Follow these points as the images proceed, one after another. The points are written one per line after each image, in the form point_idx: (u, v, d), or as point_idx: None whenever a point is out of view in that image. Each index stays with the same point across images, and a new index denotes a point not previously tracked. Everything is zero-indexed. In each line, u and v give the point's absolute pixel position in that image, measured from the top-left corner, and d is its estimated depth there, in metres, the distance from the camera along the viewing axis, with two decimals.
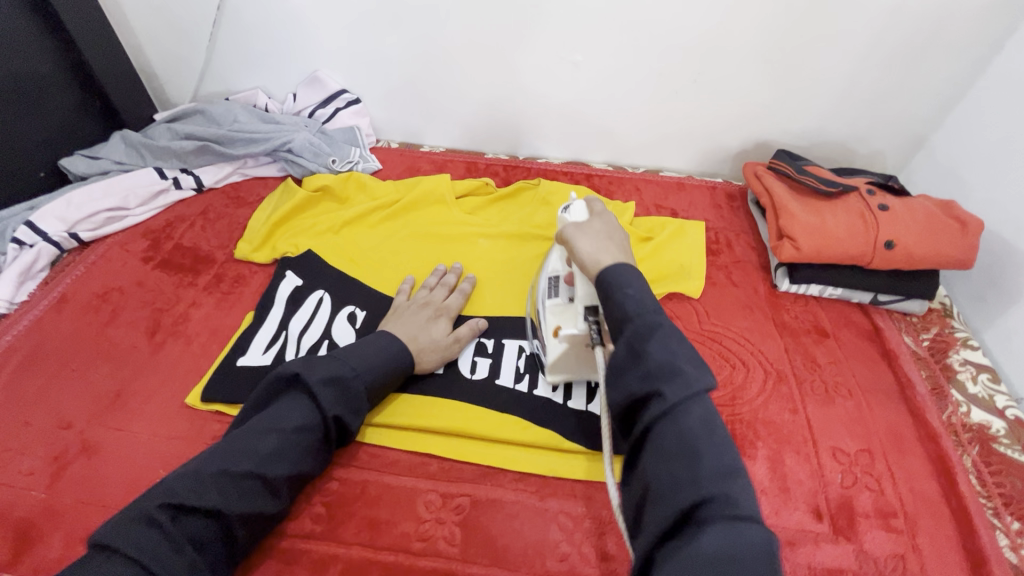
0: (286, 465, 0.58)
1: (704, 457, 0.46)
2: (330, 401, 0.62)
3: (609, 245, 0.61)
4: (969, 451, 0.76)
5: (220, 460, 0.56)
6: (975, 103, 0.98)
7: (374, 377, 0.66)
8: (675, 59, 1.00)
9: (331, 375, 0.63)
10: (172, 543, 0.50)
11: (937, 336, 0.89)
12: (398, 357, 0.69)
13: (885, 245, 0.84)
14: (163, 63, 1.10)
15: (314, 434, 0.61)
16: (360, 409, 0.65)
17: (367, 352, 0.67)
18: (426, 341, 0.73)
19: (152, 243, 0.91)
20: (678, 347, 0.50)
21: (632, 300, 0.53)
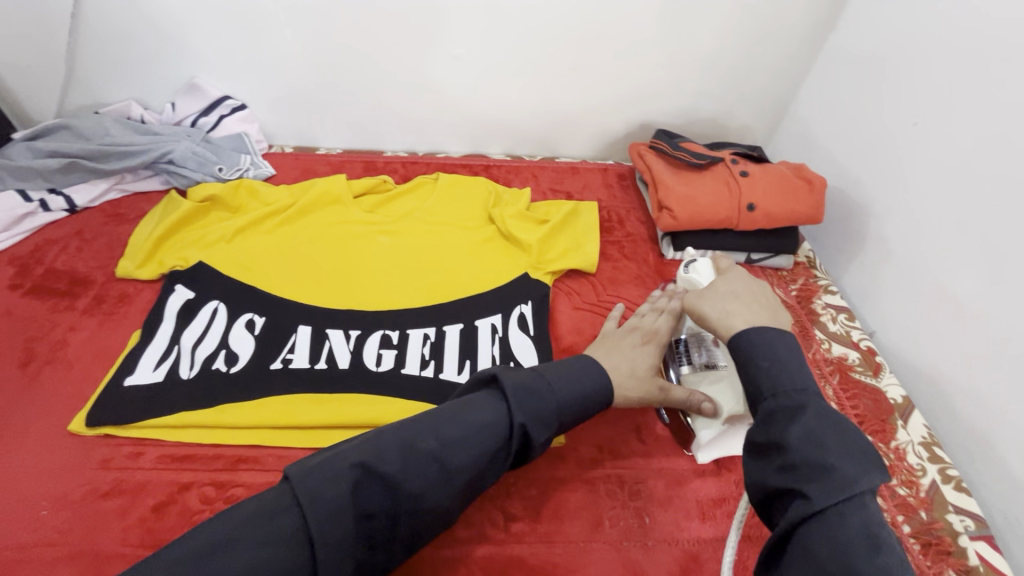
0: (467, 459, 0.55)
1: (861, 564, 0.42)
2: (521, 406, 0.59)
3: (736, 305, 0.65)
4: (830, 381, 0.87)
5: (407, 435, 0.55)
6: (819, 76, 1.11)
7: (565, 389, 0.63)
8: (554, 48, 1.05)
9: (525, 379, 0.61)
10: (349, 503, 0.49)
11: (803, 286, 1.01)
12: (597, 376, 0.66)
13: (748, 207, 0.93)
14: (17, 78, 1.02)
15: (498, 438, 0.57)
16: (548, 425, 0.60)
17: (570, 375, 0.65)
18: (628, 371, 0.70)
19: (19, 270, 0.85)
20: (828, 435, 0.49)
21: (768, 375, 0.56)
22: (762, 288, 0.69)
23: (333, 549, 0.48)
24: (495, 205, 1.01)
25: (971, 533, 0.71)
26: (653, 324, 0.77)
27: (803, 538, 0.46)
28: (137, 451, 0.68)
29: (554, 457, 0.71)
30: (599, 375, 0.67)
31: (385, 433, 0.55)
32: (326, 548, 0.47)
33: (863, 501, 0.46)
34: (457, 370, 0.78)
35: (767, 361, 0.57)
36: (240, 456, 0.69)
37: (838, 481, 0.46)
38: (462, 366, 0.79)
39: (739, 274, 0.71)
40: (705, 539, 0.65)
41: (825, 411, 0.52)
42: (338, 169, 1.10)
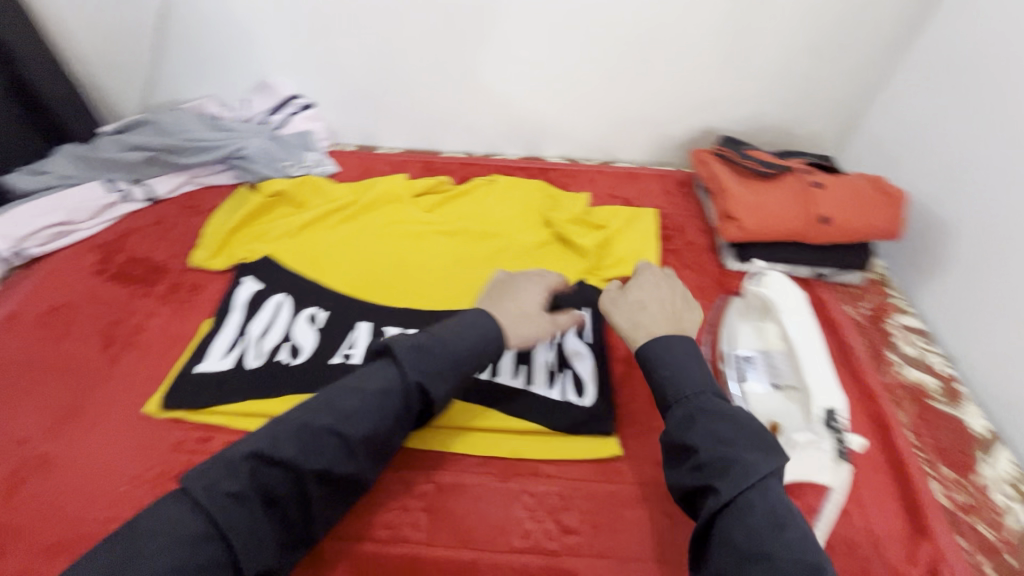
0: (365, 425, 0.57)
1: (771, 545, 0.47)
2: (411, 365, 0.60)
3: (644, 314, 0.68)
4: (905, 408, 0.81)
5: (303, 415, 0.56)
6: (900, 83, 1.04)
7: (468, 345, 0.63)
8: (619, 51, 1.03)
9: (422, 341, 0.61)
10: (247, 495, 0.51)
11: (875, 305, 0.95)
12: (486, 333, 0.65)
13: (820, 220, 0.89)
14: (109, 76, 1.08)
15: (396, 400, 0.59)
16: (445, 376, 0.61)
17: (456, 328, 0.64)
18: (516, 312, 0.70)
19: (103, 256, 0.90)
20: (728, 433, 0.54)
21: (671, 382, 0.60)
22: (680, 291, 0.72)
23: (246, 542, 0.50)
24: (552, 210, 1.01)
25: None
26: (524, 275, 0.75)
27: (719, 526, 0.51)
28: (206, 436, 0.71)
29: (611, 471, 0.69)
30: (495, 336, 0.65)
31: (280, 425, 0.56)
32: (236, 543, 0.49)
33: (766, 485, 0.51)
34: (513, 373, 0.77)
35: (672, 370, 0.61)
36: None
37: (737, 475, 0.51)
38: (519, 370, 0.77)
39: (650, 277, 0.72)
40: None
41: (719, 411, 0.57)
42: (398, 169, 1.11)
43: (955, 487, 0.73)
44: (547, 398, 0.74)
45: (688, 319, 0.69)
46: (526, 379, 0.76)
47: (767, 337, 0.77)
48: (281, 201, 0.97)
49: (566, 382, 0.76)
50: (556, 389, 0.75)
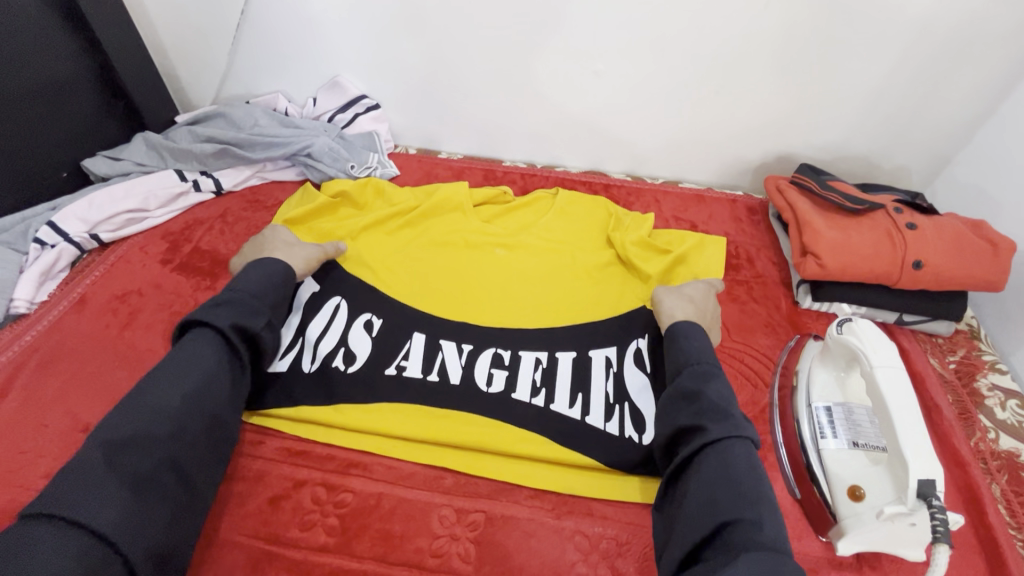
0: (199, 379, 0.60)
1: (741, 480, 0.53)
2: (220, 317, 0.64)
3: (687, 306, 0.75)
4: (998, 480, 0.73)
5: (137, 395, 0.58)
6: (1006, 120, 0.96)
7: (259, 292, 0.69)
8: (699, 69, 0.98)
9: (213, 302, 0.66)
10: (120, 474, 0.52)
11: (964, 359, 0.87)
12: (278, 272, 0.73)
13: (913, 264, 0.82)
14: (187, 66, 1.10)
15: (217, 354, 0.63)
16: (259, 312, 0.68)
17: (260, 275, 0.71)
18: (287, 244, 0.81)
19: (170, 246, 0.92)
20: (730, 397, 0.61)
21: (701, 349, 0.66)
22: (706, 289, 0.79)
23: (125, 522, 0.51)
24: (616, 228, 0.94)
25: None
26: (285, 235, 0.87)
27: (699, 461, 0.57)
28: (258, 439, 0.70)
29: None
30: (287, 281, 0.74)
31: (119, 408, 0.56)
32: (106, 530, 0.49)
33: (749, 434, 0.57)
34: (569, 402, 0.72)
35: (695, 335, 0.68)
36: (351, 461, 0.69)
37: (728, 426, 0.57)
38: (574, 400, 0.73)
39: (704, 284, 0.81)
40: None
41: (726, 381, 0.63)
42: (459, 175, 1.10)
43: None
44: (604, 433, 0.70)
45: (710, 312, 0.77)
46: (583, 410, 0.72)
47: (849, 390, 0.72)
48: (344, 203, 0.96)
49: (623, 418, 0.71)
50: (614, 424, 0.71)
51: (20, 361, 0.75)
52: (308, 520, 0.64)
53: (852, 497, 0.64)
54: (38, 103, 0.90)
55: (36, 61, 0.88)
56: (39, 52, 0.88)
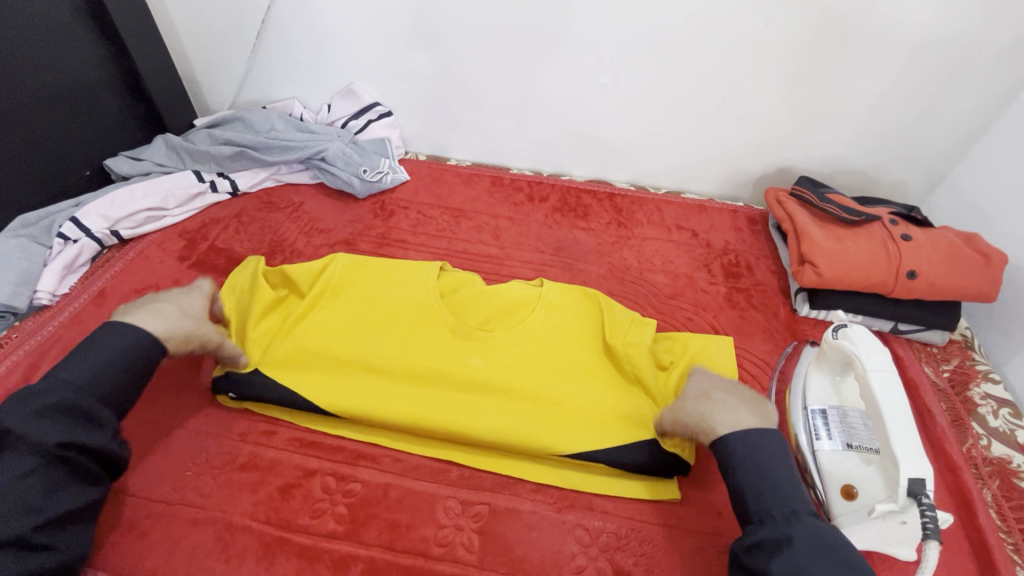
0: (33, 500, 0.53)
1: None
2: (46, 430, 0.55)
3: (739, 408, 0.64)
4: (989, 485, 0.75)
5: None
6: (1000, 136, 0.99)
7: (110, 387, 0.61)
8: (700, 83, 1.02)
9: (35, 412, 0.55)
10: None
11: (958, 368, 0.89)
12: (128, 351, 0.63)
13: (907, 274, 0.85)
14: (208, 72, 1.14)
15: (40, 474, 0.54)
16: (100, 422, 0.59)
17: (87, 360, 0.61)
18: (177, 312, 0.68)
19: (187, 243, 0.95)
20: (806, 563, 0.52)
21: (771, 493, 0.58)
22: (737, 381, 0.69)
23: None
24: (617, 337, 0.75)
25: None
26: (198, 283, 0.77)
27: None
28: (271, 430, 0.72)
29: (667, 514, 0.68)
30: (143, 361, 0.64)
31: None
32: None
33: None
34: None
35: (763, 483, 0.58)
36: (359, 453, 0.71)
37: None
38: None
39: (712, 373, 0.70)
40: None
41: (810, 534, 0.54)
42: (467, 181, 1.13)
43: None
44: None
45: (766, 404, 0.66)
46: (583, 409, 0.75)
47: (844, 393, 0.74)
48: (289, 288, 0.79)
49: None
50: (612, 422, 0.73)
51: (41, 350, 0.78)
52: (317, 508, 0.66)
53: (844, 496, 0.66)
54: (65, 104, 0.94)
55: (64, 63, 0.92)
56: (68, 55, 0.92)
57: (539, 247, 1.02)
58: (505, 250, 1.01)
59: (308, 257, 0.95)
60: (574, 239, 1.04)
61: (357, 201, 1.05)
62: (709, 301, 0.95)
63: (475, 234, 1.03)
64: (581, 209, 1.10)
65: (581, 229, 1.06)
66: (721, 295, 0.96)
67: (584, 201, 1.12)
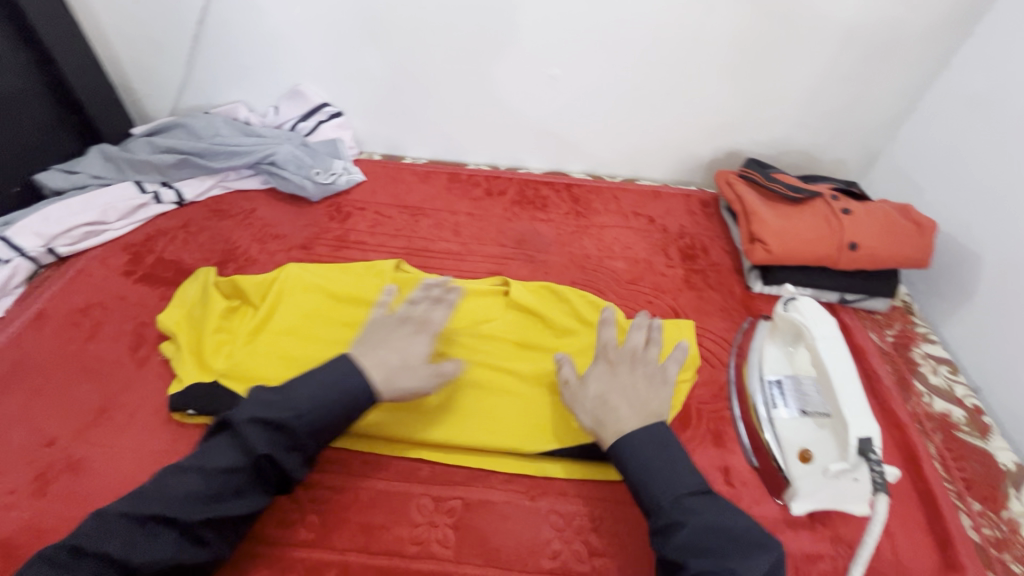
0: (229, 502, 0.56)
1: None
2: (262, 439, 0.57)
3: (614, 404, 0.64)
4: (933, 439, 0.80)
5: (162, 486, 0.55)
6: (926, 112, 1.05)
7: (320, 419, 0.59)
8: (648, 71, 1.04)
9: (269, 417, 0.57)
10: (119, 560, 0.51)
11: (900, 332, 0.95)
12: (356, 393, 0.61)
13: (849, 246, 0.89)
14: (144, 78, 1.09)
15: (237, 476, 0.56)
16: (298, 446, 0.59)
17: (315, 381, 0.61)
18: (398, 363, 0.64)
19: (133, 257, 0.91)
20: (705, 537, 0.54)
21: (647, 481, 0.59)
22: (639, 372, 0.68)
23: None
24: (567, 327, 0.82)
25: None
26: (421, 308, 0.70)
27: None
28: None
29: None
30: (362, 410, 0.61)
31: (163, 473, 0.56)
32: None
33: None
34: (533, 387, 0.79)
35: (645, 474, 0.59)
36: (327, 459, 0.70)
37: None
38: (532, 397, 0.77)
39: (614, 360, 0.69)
40: None
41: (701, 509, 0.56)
42: (424, 179, 1.12)
43: (984, 522, 0.72)
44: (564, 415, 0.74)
45: (661, 397, 0.66)
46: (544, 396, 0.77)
47: (797, 362, 0.78)
48: (242, 297, 0.82)
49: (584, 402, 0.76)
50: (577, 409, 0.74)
51: None
52: (287, 518, 0.64)
53: (802, 459, 0.69)
54: None
55: None
56: None
57: (500, 241, 1.02)
58: (466, 246, 1.00)
59: (264, 264, 0.92)
60: (534, 230, 1.05)
61: (311, 204, 1.03)
62: (668, 284, 0.97)
63: (435, 231, 1.02)
64: (540, 200, 1.11)
65: (540, 221, 1.07)
66: (679, 277, 0.99)
67: (542, 193, 1.13)
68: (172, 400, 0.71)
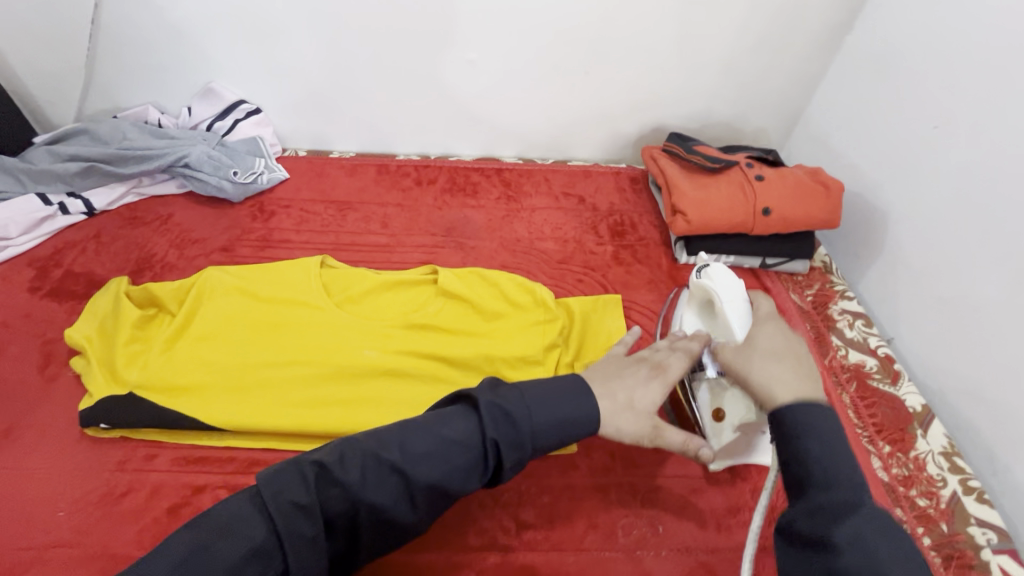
0: (429, 473, 0.54)
1: None
2: (493, 423, 0.56)
3: (783, 373, 0.58)
4: (847, 389, 0.85)
5: (377, 441, 0.55)
6: (834, 79, 1.09)
7: (543, 430, 0.58)
8: (568, 50, 1.05)
9: (506, 404, 0.57)
10: (354, 494, 0.52)
11: (819, 291, 0.99)
12: (571, 422, 0.59)
13: (763, 212, 0.92)
14: (40, 83, 1.04)
15: (470, 454, 0.55)
16: (521, 446, 0.57)
17: (548, 395, 0.59)
18: (626, 403, 0.61)
19: (39, 272, 0.87)
20: (878, 542, 0.45)
21: (821, 461, 0.51)
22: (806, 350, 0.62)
23: (304, 551, 0.50)
24: (495, 308, 0.82)
25: (994, 546, 0.69)
26: (665, 353, 0.66)
27: None
28: (152, 454, 0.69)
29: (565, 465, 0.70)
30: (546, 440, 0.58)
31: (408, 425, 0.57)
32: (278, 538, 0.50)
33: None
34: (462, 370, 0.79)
35: (825, 449, 0.51)
36: (254, 460, 0.70)
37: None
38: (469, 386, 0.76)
39: (777, 331, 0.64)
40: (721, 550, 0.66)
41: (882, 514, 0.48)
42: (351, 173, 1.10)
43: (893, 462, 0.77)
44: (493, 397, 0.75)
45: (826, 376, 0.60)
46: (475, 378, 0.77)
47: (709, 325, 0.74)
48: (157, 305, 0.79)
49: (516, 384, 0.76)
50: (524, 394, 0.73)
51: None
52: None
53: (714, 418, 0.68)
54: None
55: None
56: None
57: (430, 230, 1.02)
58: (395, 238, 1.00)
59: (182, 269, 0.89)
60: (465, 217, 1.05)
61: (233, 205, 1.00)
62: (598, 261, 0.99)
63: (363, 224, 1.01)
64: (470, 187, 1.11)
65: (471, 207, 1.07)
66: (608, 254, 1.01)
67: (472, 179, 1.12)
68: (81, 415, 0.68)
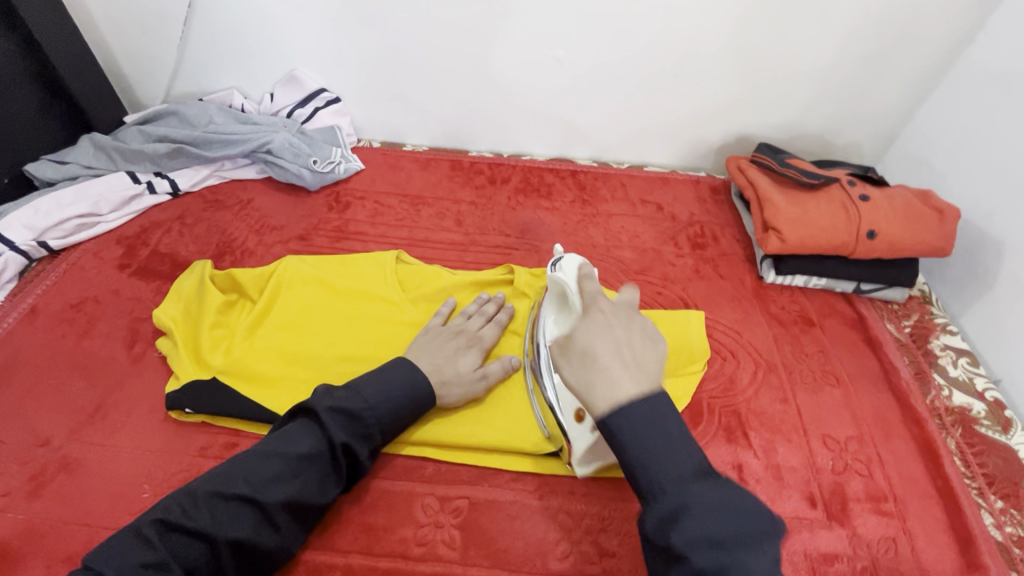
0: (283, 492, 0.55)
1: None
2: (339, 429, 0.59)
3: (598, 369, 0.50)
4: (952, 433, 0.78)
5: (217, 480, 0.54)
6: (947, 93, 1.00)
7: (389, 412, 0.62)
8: (658, 52, 1.00)
9: (344, 405, 0.60)
10: (208, 536, 0.52)
11: (918, 323, 0.92)
12: (412, 398, 0.64)
13: (867, 235, 0.86)
14: (134, 64, 1.06)
15: (321, 462, 0.58)
16: (371, 437, 0.61)
17: (381, 378, 0.64)
18: (448, 373, 0.68)
19: (127, 250, 0.88)
20: (710, 526, 0.44)
21: (644, 466, 0.47)
22: (634, 326, 0.54)
23: None
24: None
25: None
26: (473, 324, 0.74)
27: None
28: (232, 443, 0.68)
29: None
30: (400, 409, 0.63)
31: (247, 453, 0.57)
32: None
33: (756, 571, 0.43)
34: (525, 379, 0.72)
35: (646, 451, 0.47)
36: None
37: None
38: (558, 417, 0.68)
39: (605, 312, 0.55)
40: None
41: (705, 492, 0.46)
42: (424, 167, 1.08)
43: (1006, 520, 0.70)
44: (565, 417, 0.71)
45: (657, 359, 0.52)
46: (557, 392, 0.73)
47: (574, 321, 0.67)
48: (239, 291, 0.79)
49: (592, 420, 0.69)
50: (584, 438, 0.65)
51: None
52: None
53: (576, 419, 0.64)
54: None
55: None
56: None
57: (503, 231, 0.99)
58: (469, 237, 0.98)
59: (261, 256, 0.90)
60: (539, 220, 1.02)
61: (309, 193, 1.00)
62: (677, 274, 0.95)
63: (436, 221, 0.99)
64: (544, 188, 1.07)
65: (545, 209, 1.04)
66: (688, 267, 0.96)
67: (546, 180, 1.09)
68: (168, 400, 0.68)
